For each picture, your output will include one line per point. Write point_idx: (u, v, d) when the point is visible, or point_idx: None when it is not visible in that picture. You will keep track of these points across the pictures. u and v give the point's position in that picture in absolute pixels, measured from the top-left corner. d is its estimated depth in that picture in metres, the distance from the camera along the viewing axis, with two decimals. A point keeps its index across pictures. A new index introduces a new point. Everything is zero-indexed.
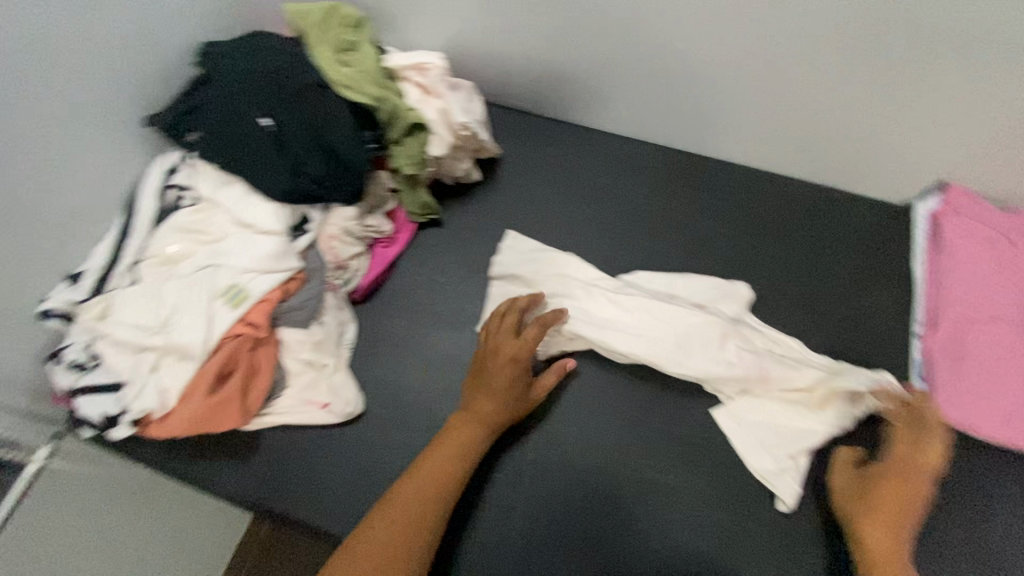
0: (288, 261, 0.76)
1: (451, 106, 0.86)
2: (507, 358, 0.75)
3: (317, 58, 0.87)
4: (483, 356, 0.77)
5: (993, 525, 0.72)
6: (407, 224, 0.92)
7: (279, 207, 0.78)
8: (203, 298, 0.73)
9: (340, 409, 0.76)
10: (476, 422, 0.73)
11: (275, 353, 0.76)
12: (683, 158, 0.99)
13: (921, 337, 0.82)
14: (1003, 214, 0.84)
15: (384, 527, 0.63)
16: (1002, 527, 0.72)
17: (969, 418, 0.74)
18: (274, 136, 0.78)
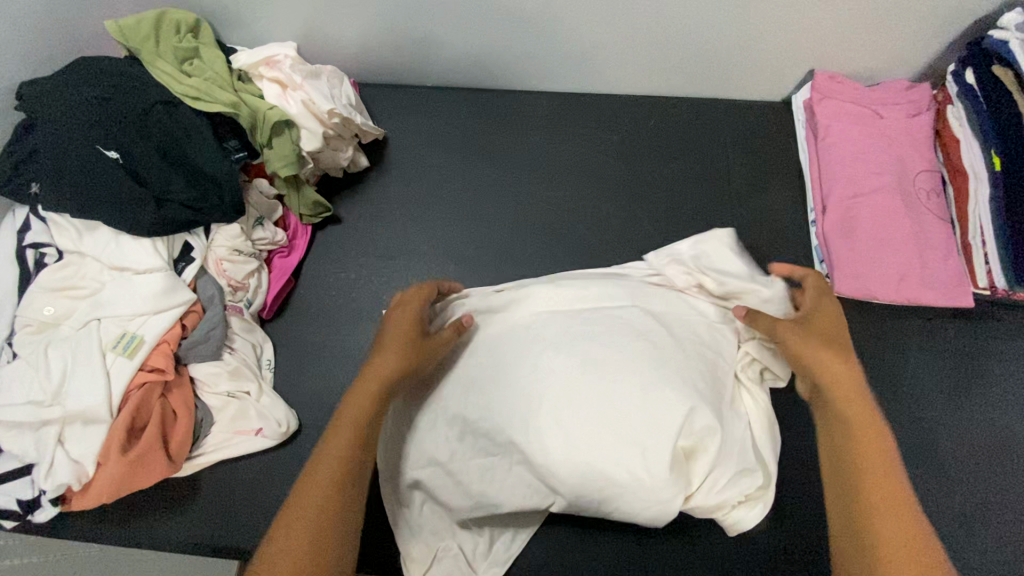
0: (178, 295, 0.72)
1: (313, 95, 0.81)
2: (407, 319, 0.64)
3: (156, 75, 0.79)
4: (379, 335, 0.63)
5: (903, 376, 0.78)
6: (302, 227, 0.89)
7: (154, 241, 0.73)
8: (93, 355, 0.67)
9: (273, 431, 0.74)
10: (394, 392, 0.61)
11: (191, 393, 0.73)
12: (566, 100, 0.98)
13: (816, 222, 0.85)
14: (869, 90, 0.87)
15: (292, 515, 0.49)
16: (913, 376, 0.78)
17: (867, 288, 0.79)
18: (125, 168, 0.71)
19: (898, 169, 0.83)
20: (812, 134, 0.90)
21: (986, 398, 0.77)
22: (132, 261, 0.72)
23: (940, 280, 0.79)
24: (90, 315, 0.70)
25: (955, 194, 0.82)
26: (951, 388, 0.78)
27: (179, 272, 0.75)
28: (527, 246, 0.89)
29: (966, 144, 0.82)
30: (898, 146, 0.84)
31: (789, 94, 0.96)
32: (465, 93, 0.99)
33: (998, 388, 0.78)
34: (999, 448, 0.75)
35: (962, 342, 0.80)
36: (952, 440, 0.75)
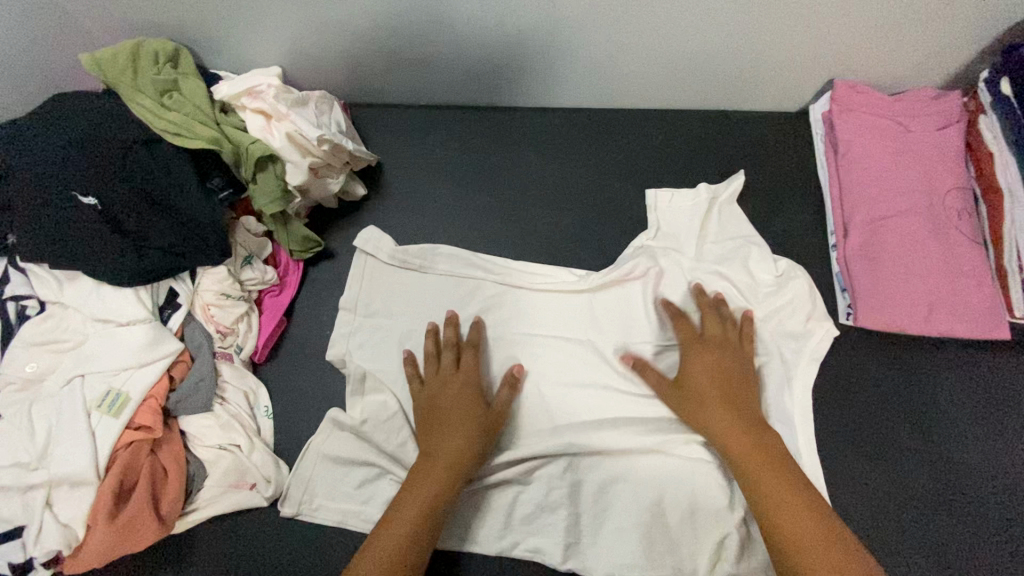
0: (164, 345, 0.69)
1: (299, 123, 0.75)
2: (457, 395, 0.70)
3: (136, 110, 0.75)
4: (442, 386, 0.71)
5: (912, 428, 0.72)
6: (293, 262, 0.83)
7: (138, 290, 0.70)
8: (78, 415, 0.65)
9: (266, 487, 0.70)
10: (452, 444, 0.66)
11: (181, 447, 0.69)
12: (572, 117, 0.93)
13: (837, 246, 0.79)
14: (890, 100, 0.81)
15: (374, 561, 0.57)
16: (950, 427, 0.72)
17: (895, 321, 0.73)
18: (103, 216, 0.69)
19: (926, 188, 0.77)
20: (830, 150, 0.84)
21: (996, 431, 0.71)
22: (115, 313, 0.69)
23: (973, 309, 0.72)
24: (75, 371, 0.67)
25: (987, 214, 0.76)
26: (979, 433, 0.71)
27: (166, 320, 0.72)
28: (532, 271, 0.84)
29: (1000, 159, 0.76)
30: (926, 162, 0.78)
31: (805, 103, 0.90)
32: (466, 111, 0.94)
33: (1005, 416, 0.71)
34: (998, 482, 0.69)
35: (999, 372, 0.73)
36: (987, 502, 0.68)
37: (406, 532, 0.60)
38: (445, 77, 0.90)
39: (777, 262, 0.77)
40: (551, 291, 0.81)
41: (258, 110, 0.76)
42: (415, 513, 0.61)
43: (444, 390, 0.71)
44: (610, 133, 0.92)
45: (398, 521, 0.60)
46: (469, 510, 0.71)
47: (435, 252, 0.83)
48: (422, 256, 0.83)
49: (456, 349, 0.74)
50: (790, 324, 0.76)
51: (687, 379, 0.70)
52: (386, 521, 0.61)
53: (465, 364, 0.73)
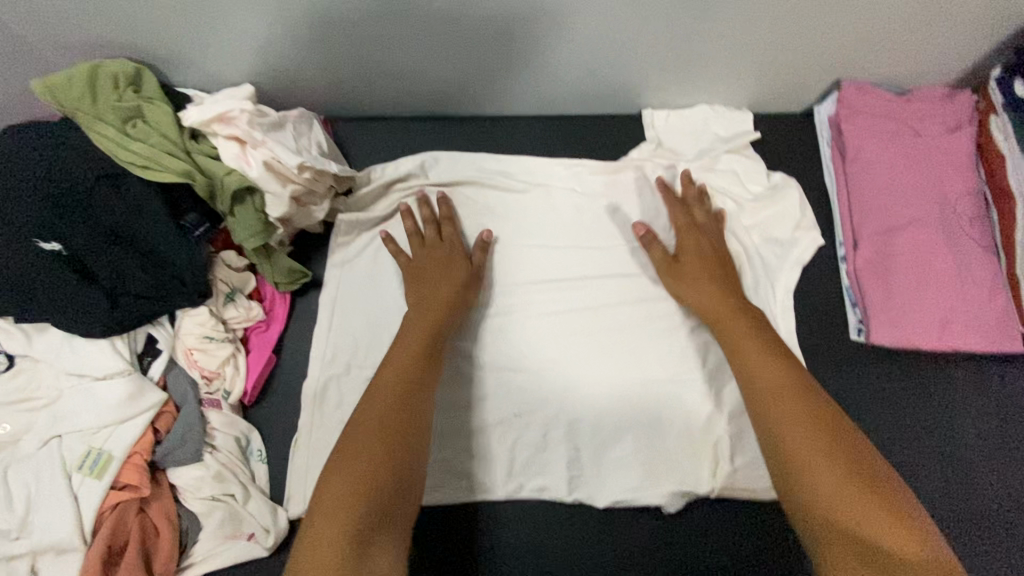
0: (146, 397, 0.65)
1: (277, 151, 0.70)
2: (439, 258, 0.76)
3: (98, 140, 0.69)
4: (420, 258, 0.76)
5: (937, 477, 0.69)
6: (279, 295, 0.79)
7: (112, 340, 0.65)
8: (57, 478, 0.61)
9: (264, 538, 0.67)
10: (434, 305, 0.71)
11: (171, 501, 0.66)
12: (572, 125, 0.89)
13: (846, 257, 0.76)
14: (901, 101, 0.78)
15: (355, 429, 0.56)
16: (972, 471, 0.69)
17: (909, 335, 0.70)
18: (71, 262, 0.64)
19: (936, 195, 0.74)
20: (838, 155, 0.80)
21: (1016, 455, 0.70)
22: (88, 366, 0.64)
23: (988, 321, 0.70)
24: (50, 429, 0.63)
25: (1000, 221, 0.74)
26: (1000, 468, 0.69)
27: (146, 370, 0.67)
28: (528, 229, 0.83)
29: (1011, 161, 0.73)
30: (937, 168, 0.75)
31: (810, 103, 0.86)
32: (459, 122, 0.89)
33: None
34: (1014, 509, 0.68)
35: (1010, 399, 0.71)
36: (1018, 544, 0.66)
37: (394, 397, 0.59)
38: (435, 88, 0.85)
39: (768, 173, 0.82)
40: (555, 312, 0.77)
41: (231, 138, 0.70)
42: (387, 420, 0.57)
43: (439, 285, 0.73)
44: (611, 141, 0.87)
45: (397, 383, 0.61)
46: (479, 548, 0.69)
47: None
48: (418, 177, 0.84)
49: (436, 226, 0.79)
50: (778, 260, 0.78)
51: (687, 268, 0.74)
52: (375, 380, 0.62)
53: (442, 234, 0.78)
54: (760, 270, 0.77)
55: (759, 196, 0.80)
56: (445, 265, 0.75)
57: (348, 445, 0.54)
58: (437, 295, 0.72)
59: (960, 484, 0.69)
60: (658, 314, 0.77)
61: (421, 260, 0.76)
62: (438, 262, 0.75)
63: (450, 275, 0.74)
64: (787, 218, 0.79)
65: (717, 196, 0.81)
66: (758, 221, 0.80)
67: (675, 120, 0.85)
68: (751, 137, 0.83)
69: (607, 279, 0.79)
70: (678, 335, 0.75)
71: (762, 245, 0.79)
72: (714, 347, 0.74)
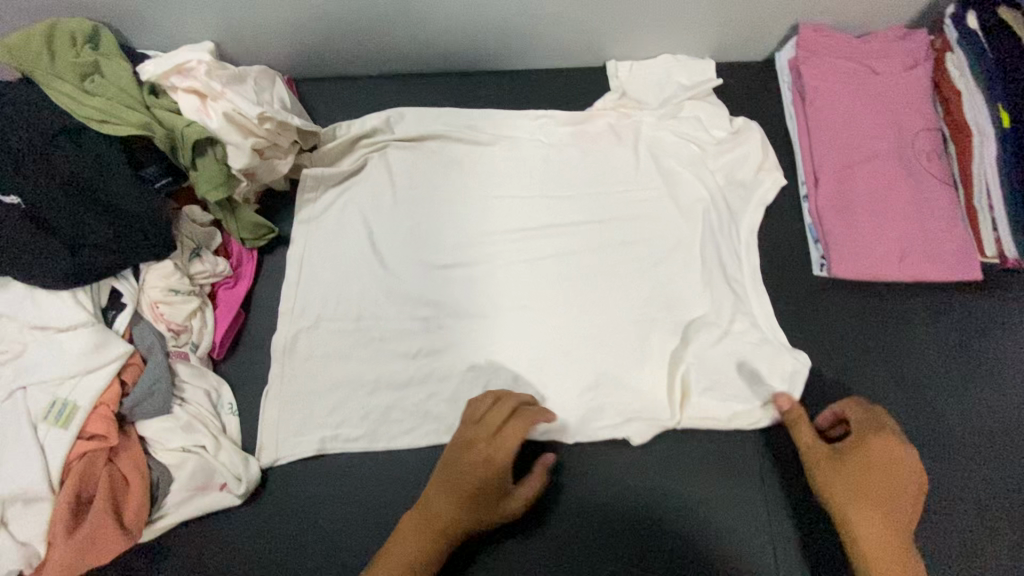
0: (110, 349, 0.64)
1: (237, 102, 0.70)
2: (481, 457, 0.62)
3: (58, 98, 0.69)
4: (457, 450, 0.63)
5: (902, 404, 0.70)
6: (246, 252, 0.79)
7: (75, 292, 0.65)
8: (22, 429, 0.61)
9: (236, 486, 0.67)
10: (462, 497, 0.62)
11: (141, 453, 0.66)
12: (537, 79, 0.89)
13: (808, 196, 0.77)
14: (858, 42, 0.79)
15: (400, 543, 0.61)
16: (938, 397, 0.70)
17: (869, 267, 0.71)
18: (29, 216, 0.64)
19: (894, 132, 0.75)
20: (798, 97, 0.81)
21: (983, 380, 0.71)
22: (51, 319, 0.64)
23: (947, 250, 0.71)
24: (14, 382, 0.63)
25: (957, 154, 0.75)
26: (961, 384, 0.71)
27: (111, 323, 0.67)
28: (496, 181, 0.83)
29: (969, 96, 0.74)
30: (894, 105, 0.76)
31: (770, 50, 0.86)
32: (424, 80, 0.89)
33: (993, 364, 0.71)
34: (980, 432, 0.69)
35: (967, 318, 0.73)
36: (982, 454, 0.68)
37: (440, 531, 0.61)
38: (399, 45, 0.84)
39: (730, 119, 0.82)
40: (524, 261, 0.78)
41: (192, 90, 0.70)
42: (423, 532, 0.61)
43: (477, 447, 0.63)
44: (578, 93, 0.88)
45: (421, 523, 0.62)
46: None
47: (399, 232, 0.80)
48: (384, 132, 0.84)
49: (495, 412, 0.64)
50: (742, 202, 0.79)
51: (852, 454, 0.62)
52: (420, 506, 0.63)
53: (494, 428, 0.63)
54: (725, 212, 0.78)
55: (721, 141, 0.81)
56: (467, 471, 0.62)
57: (398, 537, 0.62)
58: (460, 478, 0.62)
59: (926, 409, 0.70)
60: (627, 258, 0.77)
61: (469, 469, 0.62)
62: (466, 471, 0.62)
63: (492, 468, 0.62)
64: (749, 161, 0.80)
65: (681, 143, 0.82)
66: (722, 165, 0.81)
67: (639, 69, 0.85)
68: (713, 83, 0.83)
69: (577, 226, 0.79)
70: (645, 277, 0.76)
71: (727, 188, 0.80)
72: (680, 288, 0.75)
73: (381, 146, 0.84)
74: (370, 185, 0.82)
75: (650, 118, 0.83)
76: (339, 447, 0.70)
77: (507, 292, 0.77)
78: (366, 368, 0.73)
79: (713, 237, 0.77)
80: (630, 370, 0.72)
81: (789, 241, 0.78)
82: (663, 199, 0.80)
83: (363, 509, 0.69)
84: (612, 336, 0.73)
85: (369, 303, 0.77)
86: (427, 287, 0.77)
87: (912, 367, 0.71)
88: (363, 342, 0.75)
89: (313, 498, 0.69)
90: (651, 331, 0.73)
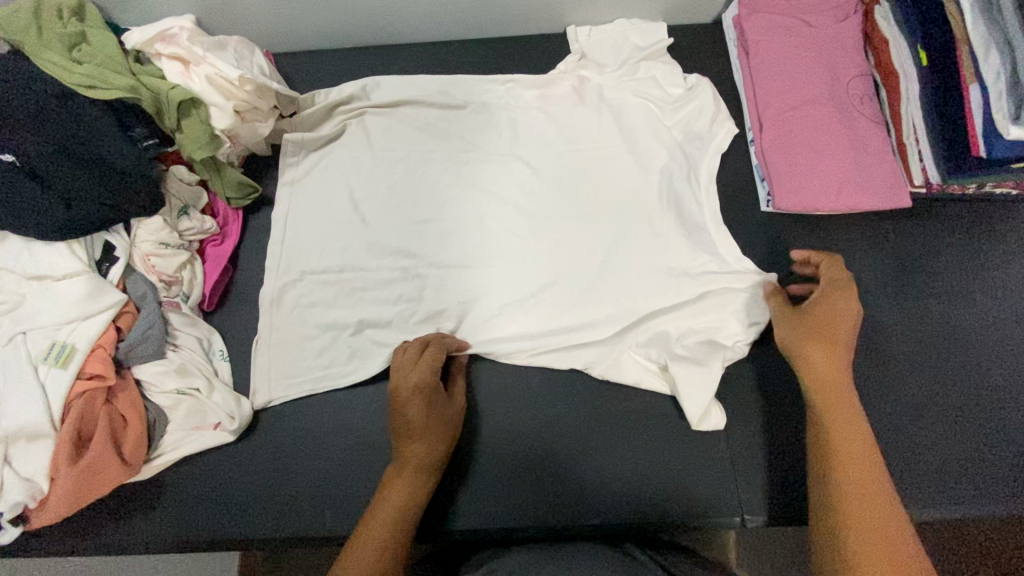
0: (105, 296, 0.68)
1: (218, 66, 0.75)
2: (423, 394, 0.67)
3: (45, 67, 0.72)
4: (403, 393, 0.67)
5: None
6: (232, 212, 0.84)
7: (70, 244, 0.69)
8: (25, 371, 0.65)
9: (229, 424, 0.71)
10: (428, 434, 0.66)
11: (138, 394, 0.70)
12: (505, 45, 0.95)
13: (754, 141, 0.84)
14: None
15: (392, 499, 0.62)
16: (878, 311, 0.77)
17: (809, 199, 0.78)
18: (25, 170, 0.68)
19: (830, 78, 0.82)
20: (743, 53, 0.87)
21: (920, 295, 0.77)
22: (51, 269, 0.68)
23: (880, 182, 0.78)
24: (15, 329, 0.67)
25: (887, 96, 0.81)
26: (897, 299, 0.77)
27: (105, 274, 0.71)
28: (469, 139, 0.88)
29: (894, 43, 0.80)
30: (830, 54, 0.83)
31: (717, 13, 0.93)
32: (398, 51, 0.95)
33: (928, 283, 0.78)
34: (921, 344, 0.75)
35: (904, 244, 0.80)
36: (920, 363, 0.74)
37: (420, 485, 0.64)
38: (372, 15, 0.89)
39: (684, 76, 0.88)
40: (497, 210, 0.83)
41: (176, 56, 0.75)
42: (409, 490, 0.63)
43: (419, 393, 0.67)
44: (544, 58, 0.94)
45: (407, 482, 0.63)
46: None
47: (377, 188, 0.85)
48: (359, 98, 0.89)
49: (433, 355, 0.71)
50: (695, 151, 0.85)
51: (817, 302, 0.64)
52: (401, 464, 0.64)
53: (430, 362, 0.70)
54: (681, 160, 0.84)
55: (676, 97, 0.87)
56: (421, 414, 0.66)
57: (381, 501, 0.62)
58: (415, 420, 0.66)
59: (869, 325, 0.76)
60: (591, 204, 0.83)
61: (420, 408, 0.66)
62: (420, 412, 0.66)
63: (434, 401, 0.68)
64: (701, 115, 0.86)
65: (638, 98, 0.87)
66: (678, 118, 0.86)
67: (598, 34, 0.91)
68: (666, 43, 0.89)
69: (545, 177, 0.85)
70: (611, 221, 0.81)
71: (681, 138, 0.86)
72: (641, 228, 0.81)
73: (358, 111, 0.88)
74: (347, 147, 0.87)
75: (609, 76, 0.89)
76: (328, 387, 0.75)
77: (481, 238, 0.82)
78: (349, 314, 0.78)
79: (668, 182, 0.82)
80: (596, 304, 0.78)
81: (738, 186, 0.85)
82: (623, 150, 0.85)
83: (355, 441, 0.73)
84: (580, 274, 0.79)
85: (351, 254, 0.81)
86: (407, 240, 0.82)
87: (857, 289, 0.78)
88: (347, 291, 0.79)
89: (306, 432, 0.74)
90: (614, 268, 0.79)
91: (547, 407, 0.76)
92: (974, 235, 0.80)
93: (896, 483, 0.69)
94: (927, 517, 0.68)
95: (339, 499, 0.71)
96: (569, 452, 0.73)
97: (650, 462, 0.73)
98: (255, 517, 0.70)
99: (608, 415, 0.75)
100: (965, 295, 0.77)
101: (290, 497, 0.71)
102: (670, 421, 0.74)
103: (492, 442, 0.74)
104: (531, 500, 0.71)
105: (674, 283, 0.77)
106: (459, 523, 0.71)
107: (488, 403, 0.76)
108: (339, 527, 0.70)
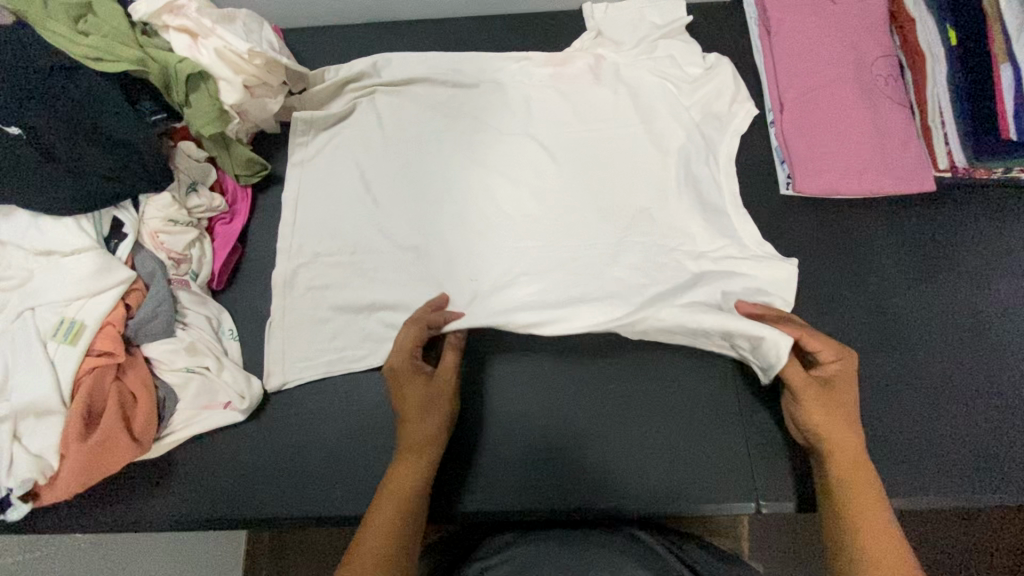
0: (114, 273, 0.67)
1: (228, 39, 0.73)
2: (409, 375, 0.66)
3: (49, 36, 0.70)
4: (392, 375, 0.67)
5: (867, 306, 0.75)
6: (241, 190, 0.83)
7: (78, 220, 0.68)
8: (34, 347, 0.64)
9: (239, 403, 0.71)
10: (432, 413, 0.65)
11: (148, 372, 0.69)
12: (520, 22, 0.92)
13: (774, 123, 0.82)
14: None
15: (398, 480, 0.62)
16: (900, 299, 0.76)
17: (830, 183, 0.76)
18: (31, 143, 0.66)
19: (854, 58, 0.79)
20: (764, 31, 0.85)
21: (943, 282, 0.76)
22: (59, 245, 0.67)
23: (905, 165, 0.76)
24: (24, 305, 0.66)
25: (913, 77, 0.79)
26: (919, 286, 0.76)
27: (114, 250, 0.70)
28: (483, 118, 0.86)
29: (922, 22, 0.78)
30: (855, 33, 0.80)
31: None
32: (410, 26, 0.92)
33: (951, 269, 0.77)
34: (942, 331, 0.74)
35: (925, 230, 0.78)
36: (942, 350, 0.73)
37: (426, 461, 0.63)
38: None
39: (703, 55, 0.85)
40: (511, 192, 0.82)
41: (184, 27, 0.73)
42: (414, 466, 0.62)
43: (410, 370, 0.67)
44: (560, 36, 0.91)
45: (411, 459, 0.63)
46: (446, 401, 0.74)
47: (389, 167, 0.83)
48: (370, 75, 0.87)
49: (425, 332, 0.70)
50: (714, 132, 0.83)
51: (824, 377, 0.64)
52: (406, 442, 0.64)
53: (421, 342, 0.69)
54: (699, 142, 0.82)
55: (694, 77, 0.84)
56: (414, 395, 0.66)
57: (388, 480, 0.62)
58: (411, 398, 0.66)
59: (890, 312, 0.75)
60: (606, 186, 0.81)
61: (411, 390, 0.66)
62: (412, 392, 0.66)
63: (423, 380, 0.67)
64: (720, 95, 0.84)
65: (656, 78, 0.85)
66: (696, 98, 0.84)
67: (615, 11, 0.88)
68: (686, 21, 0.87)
69: (560, 158, 0.83)
70: (627, 204, 0.80)
71: (699, 118, 0.84)
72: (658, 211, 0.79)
73: (369, 88, 0.86)
74: (358, 125, 0.85)
75: (626, 55, 0.86)
76: (339, 367, 0.74)
77: (495, 219, 0.81)
78: (361, 294, 0.77)
79: (686, 163, 0.81)
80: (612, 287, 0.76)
81: (757, 168, 0.83)
82: (639, 131, 0.83)
83: (366, 421, 0.73)
84: (595, 257, 0.78)
85: (362, 234, 0.80)
86: (418, 222, 0.80)
87: (878, 274, 0.77)
88: (358, 271, 0.78)
89: (318, 412, 0.73)
90: (631, 251, 0.78)
91: (558, 391, 0.75)
92: (998, 220, 0.78)
93: (917, 471, 0.68)
94: (946, 505, 0.67)
95: (351, 479, 0.70)
96: (581, 438, 0.73)
97: (663, 449, 0.72)
98: (266, 497, 0.70)
99: (620, 400, 0.74)
100: (988, 281, 0.76)
101: (301, 476, 0.71)
102: (683, 407, 0.73)
103: (503, 426, 0.73)
104: (544, 485, 0.71)
105: (692, 268, 0.76)
106: (471, 506, 0.70)
107: (499, 387, 0.75)
108: (351, 507, 0.69)
